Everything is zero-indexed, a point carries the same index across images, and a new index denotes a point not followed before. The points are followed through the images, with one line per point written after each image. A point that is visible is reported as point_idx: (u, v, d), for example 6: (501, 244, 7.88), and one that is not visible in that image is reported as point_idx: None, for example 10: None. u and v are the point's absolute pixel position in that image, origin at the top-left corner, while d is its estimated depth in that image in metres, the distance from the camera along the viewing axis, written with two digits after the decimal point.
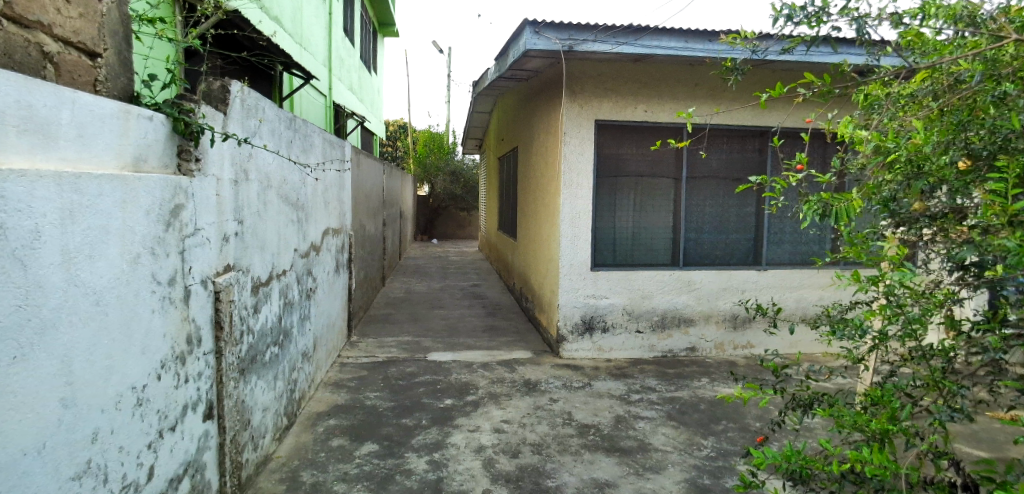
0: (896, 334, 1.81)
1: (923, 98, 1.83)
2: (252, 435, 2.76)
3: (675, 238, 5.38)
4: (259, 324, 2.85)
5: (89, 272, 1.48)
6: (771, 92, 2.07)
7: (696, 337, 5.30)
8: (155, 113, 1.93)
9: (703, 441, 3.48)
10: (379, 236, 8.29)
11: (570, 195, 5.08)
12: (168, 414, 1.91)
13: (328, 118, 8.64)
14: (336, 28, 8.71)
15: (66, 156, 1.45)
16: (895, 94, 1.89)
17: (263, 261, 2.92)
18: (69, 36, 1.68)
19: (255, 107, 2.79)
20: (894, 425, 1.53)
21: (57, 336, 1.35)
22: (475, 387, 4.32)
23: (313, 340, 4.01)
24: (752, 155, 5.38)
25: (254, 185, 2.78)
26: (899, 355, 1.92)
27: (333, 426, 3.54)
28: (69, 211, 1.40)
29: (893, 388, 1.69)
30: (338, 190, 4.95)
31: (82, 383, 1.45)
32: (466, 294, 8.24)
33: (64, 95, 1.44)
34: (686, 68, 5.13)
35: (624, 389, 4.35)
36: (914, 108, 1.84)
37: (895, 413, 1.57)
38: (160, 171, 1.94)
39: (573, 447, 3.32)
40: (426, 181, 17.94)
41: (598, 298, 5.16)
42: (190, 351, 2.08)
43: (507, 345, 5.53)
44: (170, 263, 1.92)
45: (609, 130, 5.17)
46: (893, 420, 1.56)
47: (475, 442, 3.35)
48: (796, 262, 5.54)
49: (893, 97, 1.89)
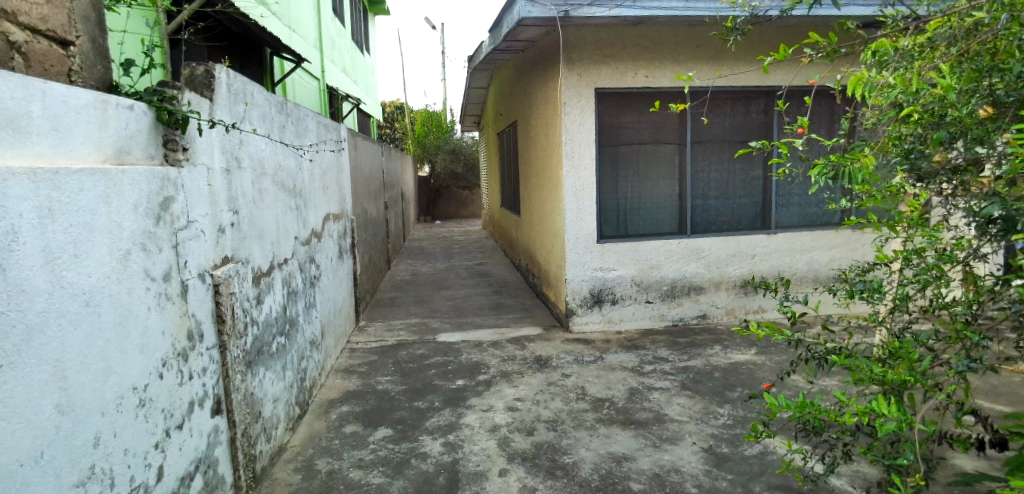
0: (913, 290, 1.77)
1: (939, 46, 1.75)
2: (264, 426, 2.74)
3: (681, 206, 5.27)
4: (264, 314, 2.81)
5: (76, 271, 1.42)
6: (775, 57, 2.00)
7: (707, 304, 5.24)
8: (136, 101, 1.83)
9: (720, 410, 3.44)
10: (382, 219, 8.20)
11: (572, 167, 4.96)
12: (173, 412, 1.87)
13: (322, 102, 8.50)
14: (325, 9, 8.50)
15: (41, 151, 1.36)
16: (907, 45, 1.81)
17: (263, 251, 2.86)
18: (36, 24, 1.57)
19: (243, 90, 2.69)
20: (911, 378, 1.51)
21: (46, 339, 1.29)
22: (486, 366, 4.28)
23: (320, 327, 3.96)
24: (758, 117, 5.24)
25: (248, 173, 2.71)
26: (918, 311, 1.87)
27: (346, 412, 3.52)
28: (48, 210, 1.32)
29: (911, 341, 1.65)
30: (336, 175, 4.86)
31: (78, 386, 1.40)
32: (472, 273, 8.19)
33: (32, 86, 1.35)
34: (687, 30, 4.95)
35: (637, 361, 4.31)
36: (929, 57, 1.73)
37: (913, 365, 1.56)
38: (146, 163, 1.86)
39: (588, 422, 3.29)
40: (425, 161, 17.77)
41: (606, 271, 5.09)
42: (191, 347, 2.03)
43: (516, 322, 5.49)
44: (163, 258, 1.86)
45: (609, 99, 5.03)
46: (911, 372, 1.55)
47: (489, 421, 3.32)
48: (806, 225, 5.45)
49: (906, 48, 1.80)
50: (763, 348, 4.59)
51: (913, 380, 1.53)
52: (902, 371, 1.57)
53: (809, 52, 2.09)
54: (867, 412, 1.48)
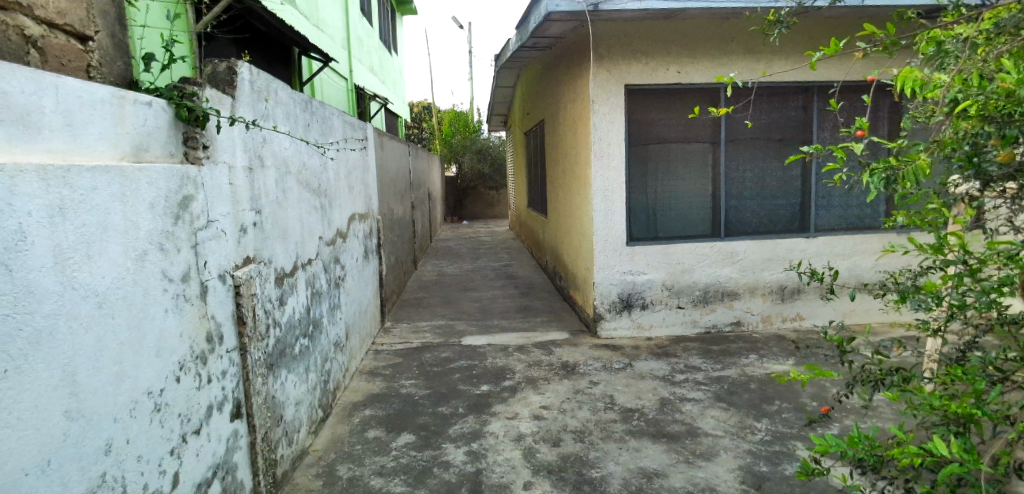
0: (977, 302, 1.59)
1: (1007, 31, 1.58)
2: (286, 430, 2.69)
3: (715, 206, 5.07)
4: (287, 316, 2.76)
5: (90, 272, 1.36)
6: (824, 50, 1.85)
7: (742, 310, 5.03)
8: (154, 97, 1.79)
9: (757, 424, 3.26)
10: (408, 219, 8.19)
11: (602, 168, 4.81)
12: (191, 417, 1.81)
13: (350, 102, 8.53)
14: (353, 9, 8.54)
15: (53, 146, 1.31)
16: (972, 30, 1.63)
17: (287, 251, 2.81)
18: (53, 17, 1.53)
19: (266, 87, 2.64)
20: (979, 411, 1.33)
21: (55, 344, 1.23)
22: (512, 371, 4.18)
23: (344, 328, 3.92)
24: (796, 114, 5.01)
25: (271, 171, 2.67)
26: (984, 323, 1.70)
27: (368, 416, 3.45)
28: (58, 208, 1.27)
29: (976, 363, 1.48)
30: (362, 174, 4.83)
31: (90, 392, 1.34)
32: (499, 274, 8.10)
33: (44, 80, 1.30)
34: (721, 23, 4.76)
35: (668, 369, 4.14)
36: (998, 41, 1.56)
37: (980, 395, 1.37)
38: (166, 161, 1.81)
39: (617, 433, 3.15)
40: (453, 162, 17.79)
41: (636, 275, 4.92)
42: (212, 350, 1.98)
43: (542, 326, 5.37)
44: (183, 257, 1.80)
45: (639, 96, 4.87)
46: (978, 403, 1.37)
47: (514, 430, 3.22)
48: (848, 228, 5.19)
49: (970, 35, 1.63)
50: (802, 358, 4.37)
51: (981, 413, 1.33)
52: (966, 401, 1.39)
53: (864, 43, 1.92)
54: (927, 452, 1.32)
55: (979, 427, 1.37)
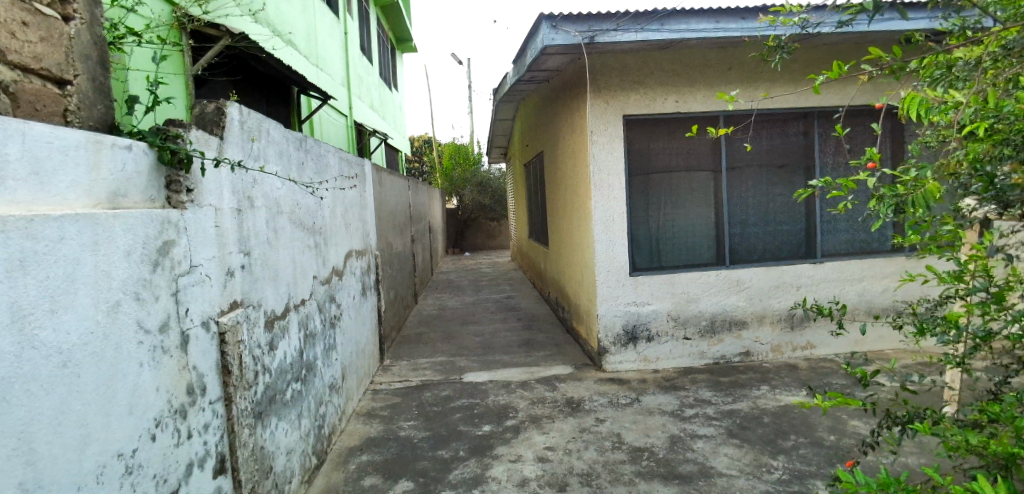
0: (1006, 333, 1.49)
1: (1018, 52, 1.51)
2: (275, 482, 2.55)
3: (718, 234, 4.99)
4: (277, 361, 2.66)
5: (52, 329, 1.28)
6: (828, 75, 1.80)
7: (750, 340, 4.90)
8: (135, 141, 1.74)
9: (773, 462, 3.10)
10: (408, 254, 8.12)
11: (602, 198, 4.75)
12: (167, 477, 1.69)
13: (349, 138, 8.58)
14: (352, 47, 8.66)
15: (17, 197, 1.24)
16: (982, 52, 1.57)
17: (277, 293, 2.73)
18: (28, 63, 1.49)
19: (258, 127, 2.61)
20: (1021, 451, 1.21)
21: (9, 409, 1.14)
22: (515, 409, 4.03)
23: (340, 370, 3.80)
24: (796, 139, 4.98)
25: (262, 212, 2.61)
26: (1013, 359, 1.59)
27: (365, 462, 3.30)
28: (17, 262, 1.19)
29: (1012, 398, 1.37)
30: (359, 210, 4.79)
31: (49, 459, 1.23)
32: (500, 307, 7.98)
33: (9, 127, 1.23)
34: (717, 52, 4.77)
35: (677, 404, 3.99)
36: (1008, 63, 1.51)
37: (1020, 433, 1.26)
38: (145, 206, 1.74)
39: (626, 476, 2.99)
40: (453, 194, 17.84)
41: (640, 305, 4.81)
42: (192, 402, 1.87)
43: (546, 360, 5.22)
44: (161, 306, 1.72)
45: (637, 125, 4.84)
46: (1019, 442, 1.25)
47: (517, 474, 3.06)
48: (855, 253, 5.10)
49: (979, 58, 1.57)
50: (815, 389, 4.22)
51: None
52: (1005, 439, 1.28)
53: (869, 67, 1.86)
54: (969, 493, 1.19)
55: (1020, 474, 1.25)
